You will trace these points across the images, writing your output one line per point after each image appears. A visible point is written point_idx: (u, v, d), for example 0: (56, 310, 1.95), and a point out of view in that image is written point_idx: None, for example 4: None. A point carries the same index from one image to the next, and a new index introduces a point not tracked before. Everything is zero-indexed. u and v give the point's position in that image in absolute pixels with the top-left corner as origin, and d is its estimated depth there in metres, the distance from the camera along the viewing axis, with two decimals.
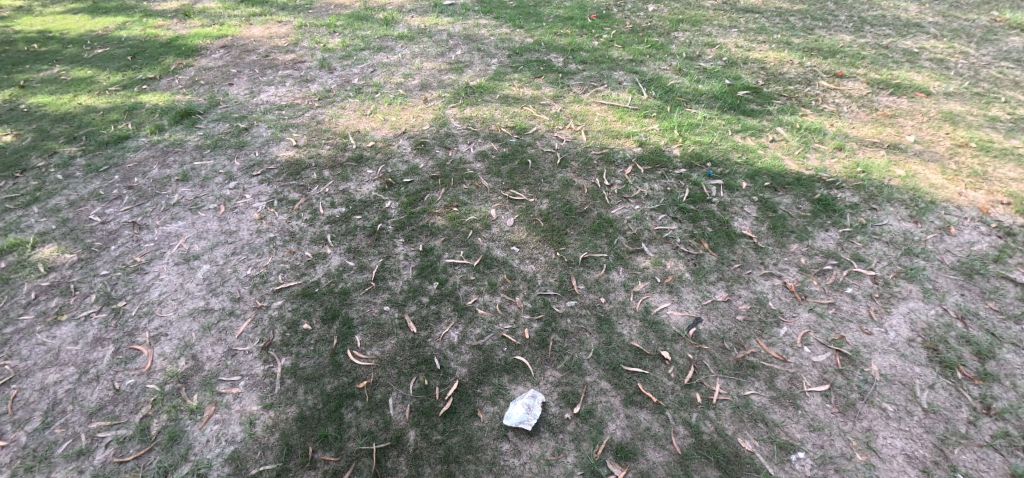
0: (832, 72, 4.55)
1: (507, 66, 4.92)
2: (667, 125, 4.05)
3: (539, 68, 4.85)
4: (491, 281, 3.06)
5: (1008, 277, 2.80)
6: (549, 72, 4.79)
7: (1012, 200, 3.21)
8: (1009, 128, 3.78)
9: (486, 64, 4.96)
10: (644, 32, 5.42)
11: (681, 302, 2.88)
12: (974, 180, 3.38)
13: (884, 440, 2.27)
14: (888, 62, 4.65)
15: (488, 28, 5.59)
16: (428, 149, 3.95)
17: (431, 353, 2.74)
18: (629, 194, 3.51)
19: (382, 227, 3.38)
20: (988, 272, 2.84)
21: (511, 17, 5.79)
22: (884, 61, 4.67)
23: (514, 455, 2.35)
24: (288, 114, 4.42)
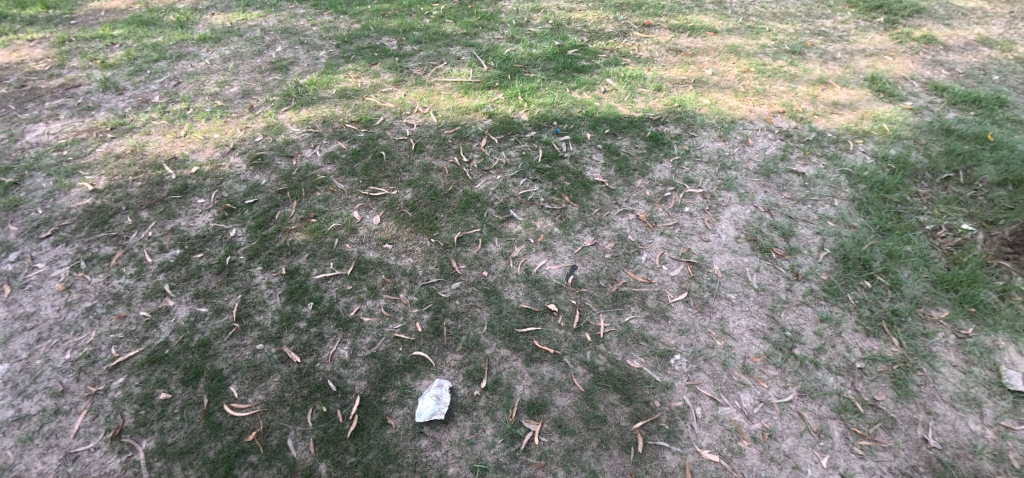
0: (641, 23, 5.13)
1: (338, 56, 4.60)
2: (511, 93, 4.20)
3: (373, 54, 4.63)
4: (371, 285, 2.93)
5: (793, 170, 3.53)
6: (384, 57, 4.61)
7: (786, 109, 4.01)
8: (775, 51, 4.68)
9: (313, 58, 4.58)
10: (472, 4, 5.48)
11: (556, 256, 3.08)
12: (758, 97, 4.15)
13: (734, 323, 2.75)
14: (682, 9, 5.40)
15: (307, 19, 5.13)
16: (267, 163, 3.56)
17: (323, 378, 2.56)
18: (488, 166, 3.60)
19: (232, 260, 2.99)
20: (780, 169, 3.54)
21: (330, 3, 5.39)
22: (678, 8, 5.40)
23: (435, 447, 2.34)
24: (72, 154, 3.60)
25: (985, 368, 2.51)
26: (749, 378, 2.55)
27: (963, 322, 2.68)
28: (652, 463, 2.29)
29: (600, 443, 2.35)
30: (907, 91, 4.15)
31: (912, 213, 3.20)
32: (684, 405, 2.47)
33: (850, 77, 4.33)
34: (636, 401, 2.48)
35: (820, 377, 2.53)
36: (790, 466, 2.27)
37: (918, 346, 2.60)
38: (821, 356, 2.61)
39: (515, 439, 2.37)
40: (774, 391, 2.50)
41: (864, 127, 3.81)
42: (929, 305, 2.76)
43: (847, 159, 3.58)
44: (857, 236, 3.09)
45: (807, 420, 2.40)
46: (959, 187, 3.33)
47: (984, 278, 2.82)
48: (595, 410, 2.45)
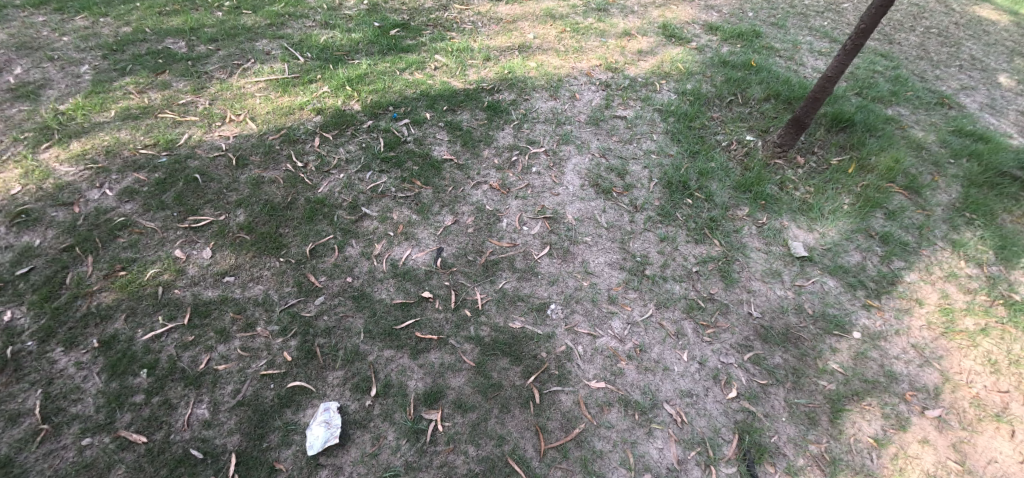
0: None
1: (108, 69, 3.73)
2: (337, 83, 3.88)
3: (156, 61, 3.85)
4: (219, 328, 2.54)
5: (617, 115, 3.92)
6: (173, 63, 3.87)
7: (602, 62, 4.41)
8: (584, 11, 5.08)
9: (73, 76, 3.65)
10: None
11: (421, 243, 3.01)
12: (577, 55, 4.48)
13: (595, 262, 3.03)
14: None
15: (51, 28, 4.04)
16: (35, 217, 2.79)
17: (184, 449, 2.18)
18: (326, 166, 3.31)
19: (17, 349, 2.33)
20: (606, 116, 3.90)
21: (81, 4, 4.30)
22: None
23: (337, 474, 2.18)
24: None
25: (779, 245, 3.17)
26: (617, 306, 2.85)
27: (759, 215, 3.33)
28: (552, 408, 2.45)
29: (502, 408, 2.43)
30: (690, 33, 4.86)
31: (709, 135, 3.81)
32: (569, 348, 2.67)
33: (647, 27, 4.91)
34: (526, 358, 2.61)
35: (669, 288, 2.95)
36: (662, 369, 2.62)
37: (732, 241, 3.17)
38: (666, 270, 3.02)
39: (419, 435, 2.32)
40: (638, 311, 2.84)
41: (665, 69, 4.39)
42: (735, 207, 3.36)
43: (657, 98, 4.10)
44: (674, 163, 3.59)
45: (666, 327, 2.79)
46: (738, 108, 4.06)
47: (767, 176, 3.52)
48: (490, 380, 2.52)
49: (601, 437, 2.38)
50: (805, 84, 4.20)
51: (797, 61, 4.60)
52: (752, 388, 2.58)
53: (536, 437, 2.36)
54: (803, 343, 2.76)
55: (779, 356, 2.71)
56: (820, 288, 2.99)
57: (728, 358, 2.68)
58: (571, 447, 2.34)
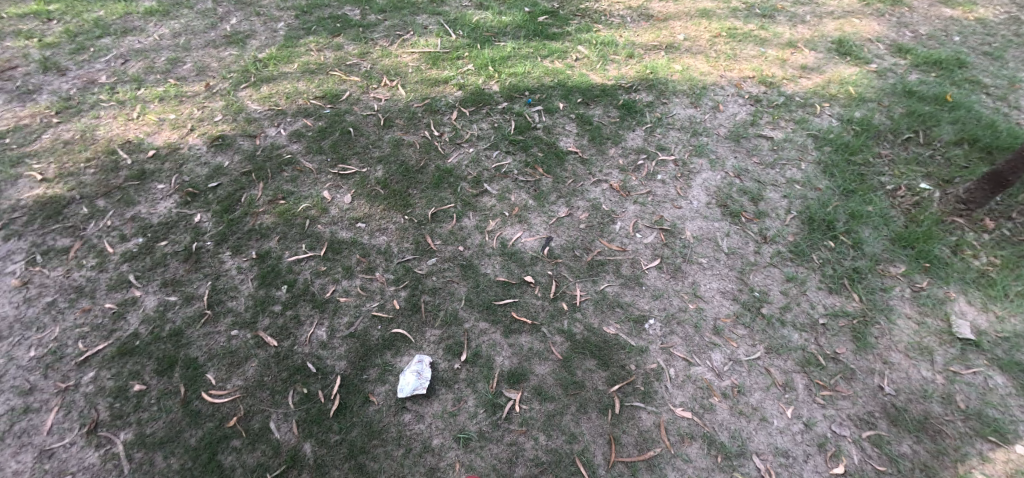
0: None
1: (297, 28, 4.36)
2: (481, 63, 4.09)
3: (335, 25, 4.40)
4: (346, 265, 2.89)
5: (763, 135, 3.58)
6: (347, 28, 4.39)
7: (756, 74, 4.03)
8: (746, 15, 4.66)
9: (272, 30, 4.33)
10: None
11: (531, 228, 3.09)
12: (730, 63, 4.15)
13: (705, 287, 2.83)
14: None
15: None
16: (228, 143, 3.41)
17: (302, 360, 2.54)
18: (459, 139, 3.53)
19: (199, 246, 2.89)
20: (750, 134, 3.58)
21: None
22: None
23: (418, 421, 2.38)
24: (15, 141, 3.36)
25: (937, 319, 2.66)
26: (719, 338, 2.65)
27: (918, 278, 2.82)
28: (629, 423, 2.38)
29: (579, 407, 2.42)
30: (872, 53, 4.21)
31: (873, 174, 3.30)
32: (659, 367, 2.55)
33: (818, 40, 4.36)
34: (612, 366, 2.56)
35: (786, 334, 2.65)
36: (758, 418, 2.39)
37: (877, 301, 2.73)
38: (786, 314, 2.72)
39: (497, 409, 2.42)
40: (744, 349, 2.60)
41: (830, 91, 3.87)
42: (887, 262, 2.89)
43: (815, 123, 3.64)
44: (822, 198, 3.18)
45: (773, 375, 2.52)
46: (917, 148, 3.44)
47: (938, 235, 2.96)
48: (574, 376, 2.52)
49: (675, 468, 2.25)
50: (1017, 133, 3.42)
51: (1013, 102, 3.74)
52: (864, 471, 2.23)
53: (607, 446, 2.32)
54: (943, 439, 2.30)
55: (907, 446, 2.29)
56: (982, 382, 2.45)
57: (842, 430, 2.35)
58: (641, 468, 2.26)
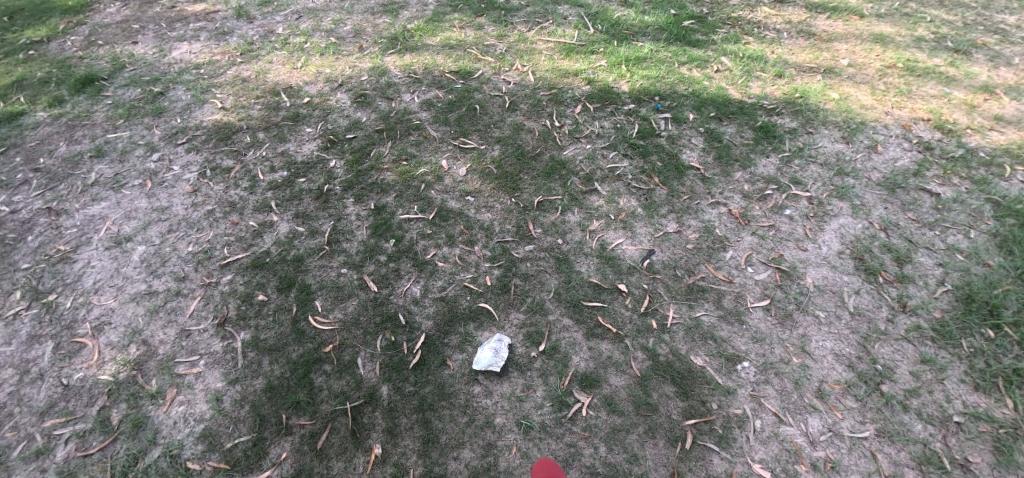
0: None
1: (446, 5, 4.62)
2: (615, 60, 4.02)
3: (481, 6, 4.59)
4: (449, 233, 3.04)
5: (926, 189, 3.07)
6: (491, 9, 4.55)
7: (932, 117, 3.47)
8: (933, 47, 4.01)
9: (423, 4, 4.64)
10: None
11: (635, 236, 2.99)
12: (900, 99, 3.62)
13: (816, 343, 2.53)
14: None
15: None
16: (369, 101, 3.73)
17: (395, 310, 2.74)
18: (579, 134, 3.51)
19: (329, 189, 3.23)
20: (909, 186, 3.10)
21: None
22: None
23: (485, 396, 2.45)
24: (207, 73, 4.00)
25: None
26: (822, 403, 2.35)
27: None
28: (697, 463, 2.23)
29: (647, 430, 2.32)
30: None
31: None
32: (743, 415, 2.34)
33: None
34: (692, 398, 2.40)
35: (905, 421, 2.27)
36: None
37: None
38: (911, 399, 2.33)
39: (563, 407, 2.40)
40: (848, 423, 2.28)
41: None
42: None
43: (998, 187, 3.05)
44: (989, 276, 2.67)
45: (880, 462, 2.18)
46: None
47: None
48: (648, 397, 2.41)
49: None
50: None
51: None
52: None
53: None
54: None
55: None
56: None
57: None
58: None
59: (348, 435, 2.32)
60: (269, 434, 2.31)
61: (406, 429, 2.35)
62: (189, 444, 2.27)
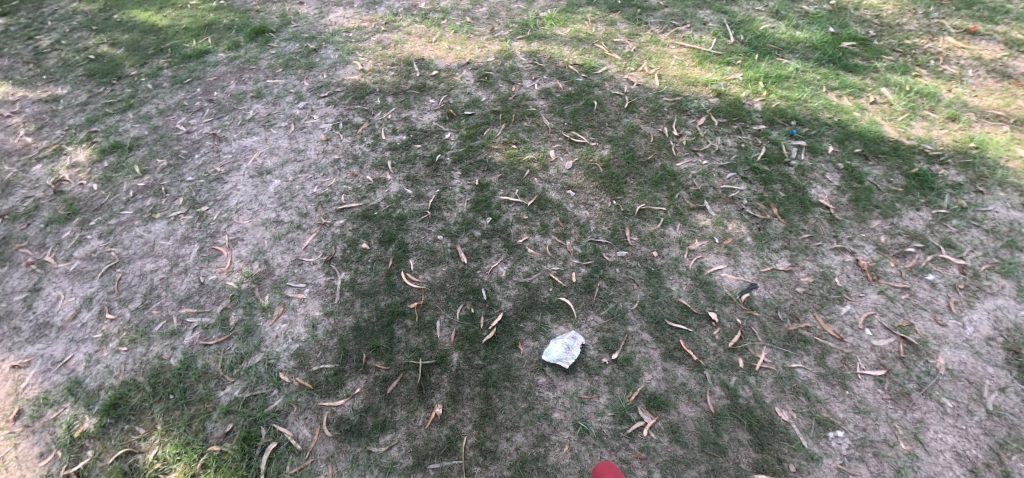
0: (963, 27, 3.93)
1: None
2: (752, 75, 3.73)
3: (616, 2, 4.53)
4: (544, 222, 3.04)
5: None
6: (627, 7, 4.47)
7: None
8: None
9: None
10: None
11: (738, 265, 2.76)
12: None
13: (934, 434, 2.16)
14: None
15: None
16: (491, 82, 3.85)
17: (479, 284, 2.81)
18: (697, 147, 3.35)
19: (441, 159, 3.38)
20: None
21: None
22: None
23: (548, 388, 2.43)
24: (355, 37, 4.36)
25: None
26: None
27: None
28: None
29: (709, 470, 2.15)
30: None
31: None
32: None
33: None
34: (767, 452, 2.18)
35: None
36: None
37: None
38: None
39: (624, 421, 2.31)
40: None
41: None
42: None
43: None
44: None
45: None
46: None
47: None
48: (717, 437, 2.23)
49: None
50: None
51: None
52: None
53: None
54: None
55: None
56: None
57: None
58: None
59: (415, 389, 2.45)
60: (348, 368, 2.51)
61: (467, 398, 2.41)
62: (283, 358, 2.54)
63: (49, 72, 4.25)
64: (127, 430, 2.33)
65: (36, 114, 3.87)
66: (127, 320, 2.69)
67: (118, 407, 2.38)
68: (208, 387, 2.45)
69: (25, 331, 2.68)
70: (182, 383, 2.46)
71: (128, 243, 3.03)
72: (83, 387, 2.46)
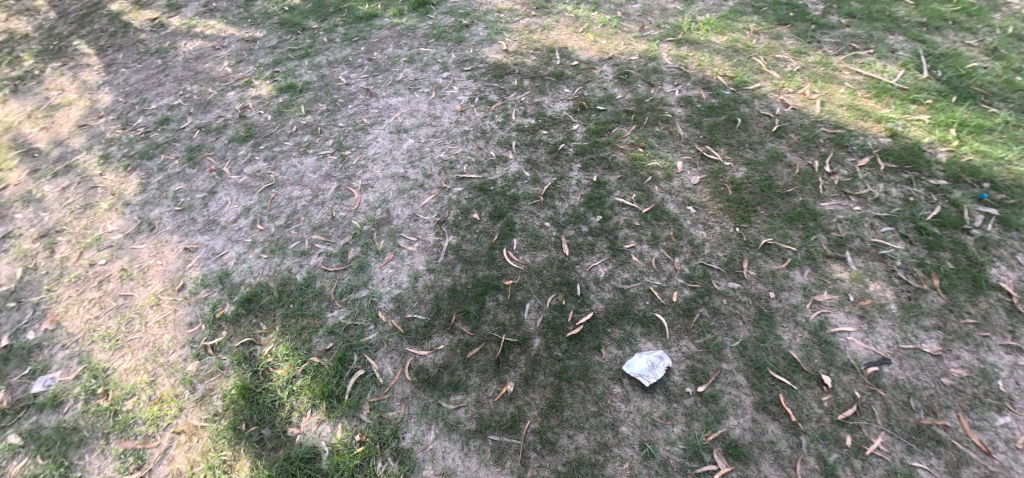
0: None
1: (748, 5, 4.31)
2: (942, 119, 3.21)
3: (788, 14, 4.15)
4: (655, 233, 2.94)
5: None
6: (799, 21, 4.08)
7: None
8: None
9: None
10: None
11: (871, 333, 2.45)
12: None
13: None
14: None
15: None
16: (630, 81, 3.78)
17: (575, 279, 2.80)
18: (851, 190, 2.99)
19: (564, 148, 3.41)
20: None
21: None
22: None
23: (622, 400, 2.37)
24: (506, 18, 4.52)
25: None
26: None
27: None
28: None
29: None
30: None
31: None
32: None
33: None
34: None
35: None
36: None
37: None
38: None
39: (695, 458, 2.19)
40: None
41: None
42: None
43: None
44: None
45: None
46: None
47: None
48: None
49: None
50: None
51: None
52: None
53: None
54: None
55: None
56: None
57: None
58: None
59: (493, 361, 2.54)
60: (437, 324, 2.68)
61: (540, 384, 2.45)
62: (385, 299, 2.79)
63: (253, 17, 4.99)
64: (253, 323, 2.71)
65: (237, 50, 4.58)
66: (271, 233, 3.12)
67: (251, 303, 2.79)
68: (320, 306, 2.77)
69: (198, 223, 3.22)
70: (301, 297, 2.81)
71: (284, 169, 3.50)
72: (229, 279, 2.91)
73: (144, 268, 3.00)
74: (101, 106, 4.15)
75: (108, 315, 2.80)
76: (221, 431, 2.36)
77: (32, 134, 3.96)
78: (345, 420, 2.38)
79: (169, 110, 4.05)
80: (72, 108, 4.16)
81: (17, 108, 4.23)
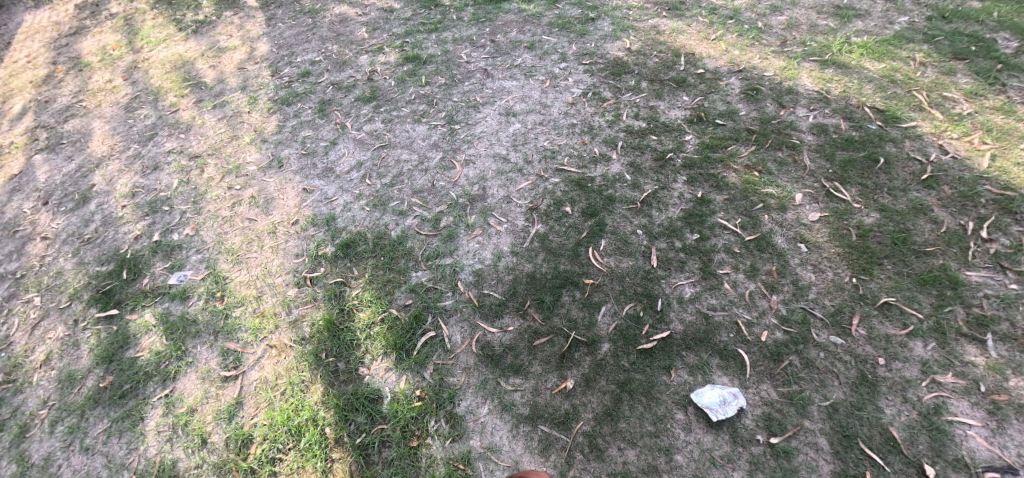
0: None
1: (917, 31, 3.80)
2: None
3: (968, 48, 3.60)
4: (755, 265, 2.75)
5: None
6: (981, 57, 3.52)
7: None
8: None
9: (888, 21, 3.95)
10: None
11: (999, 433, 2.11)
12: None
13: None
14: None
15: None
16: (758, 99, 3.53)
17: (658, 293, 2.71)
18: (1011, 263, 2.56)
19: (672, 158, 3.29)
20: None
21: None
22: None
23: (683, 429, 2.28)
24: (634, 16, 4.42)
25: None
26: None
27: None
28: None
29: None
30: None
31: None
32: None
33: None
34: None
35: None
36: None
37: None
38: None
39: None
40: None
41: None
42: None
43: None
44: None
45: None
46: None
47: None
48: None
49: None
50: None
51: None
52: None
53: None
54: None
55: None
56: None
57: None
58: None
59: (557, 355, 2.56)
60: (510, 307, 2.75)
61: (600, 390, 2.43)
62: (465, 271, 2.92)
63: None
64: (347, 266, 2.99)
65: (376, 18, 4.97)
66: (376, 189, 3.40)
67: (348, 248, 3.07)
68: (407, 265, 2.97)
69: (318, 169, 3.59)
70: (392, 252, 3.03)
71: (398, 133, 3.77)
72: (335, 223, 3.22)
73: (268, 199, 3.42)
74: (258, 54, 4.74)
75: (234, 233, 3.24)
76: (304, 354, 2.65)
77: (202, 70, 4.65)
78: (409, 374, 2.56)
79: (311, 65, 4.52)
80: (236, 53, 4.81)
81: (194, 46, 4.97)
